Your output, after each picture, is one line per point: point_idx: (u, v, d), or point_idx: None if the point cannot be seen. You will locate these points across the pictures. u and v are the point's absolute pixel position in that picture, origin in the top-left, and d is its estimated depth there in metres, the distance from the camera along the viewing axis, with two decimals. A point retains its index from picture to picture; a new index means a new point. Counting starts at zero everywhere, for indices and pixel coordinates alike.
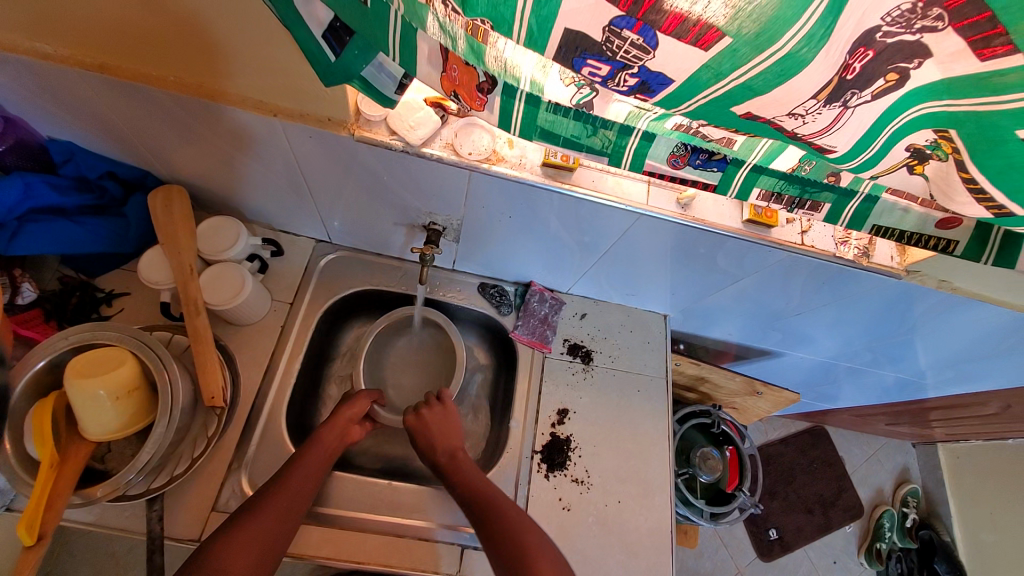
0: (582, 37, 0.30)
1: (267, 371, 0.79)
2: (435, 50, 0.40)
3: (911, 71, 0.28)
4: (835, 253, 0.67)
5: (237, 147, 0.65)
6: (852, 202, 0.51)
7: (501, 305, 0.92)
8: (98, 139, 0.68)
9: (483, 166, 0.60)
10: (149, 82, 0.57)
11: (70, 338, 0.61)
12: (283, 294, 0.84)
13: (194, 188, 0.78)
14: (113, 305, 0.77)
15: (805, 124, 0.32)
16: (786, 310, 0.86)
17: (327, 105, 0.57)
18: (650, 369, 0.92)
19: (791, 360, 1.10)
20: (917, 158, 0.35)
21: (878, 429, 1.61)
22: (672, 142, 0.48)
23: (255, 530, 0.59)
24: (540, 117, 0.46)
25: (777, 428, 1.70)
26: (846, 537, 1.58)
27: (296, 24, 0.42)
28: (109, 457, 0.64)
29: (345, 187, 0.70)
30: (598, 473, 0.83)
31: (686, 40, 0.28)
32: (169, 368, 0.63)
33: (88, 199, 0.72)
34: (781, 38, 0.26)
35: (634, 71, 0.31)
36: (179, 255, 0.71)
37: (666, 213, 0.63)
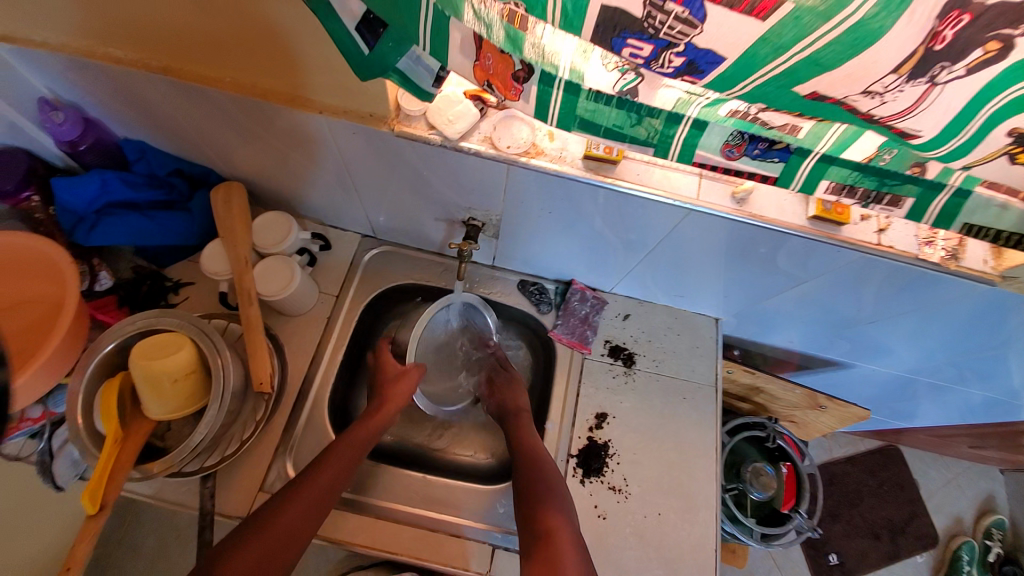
0: (621, 14, 0.28)
1: (313, 361, 0.82)
2: (468, 37, 0.39)
3: (1017, 38, 0.23)
4: (918, 255, 0.59)
5: (287, 144, 0.68)
6: (938, 197, 0.44)
7: (541, 303, 0.90)
8: (166, 138, 0.73)
9: (522, 160, 0.59)
10: (207, 82, 0.60)
11: (137, 322, 0.66)
12: (329, 287, 0.86)
13: (250, 184, 0.82)
14: (178, 294, 0.83)
15: (883, 103, 0.27)
16: (857, 317, 0.77)
17: (369, 101, 0.58)
18: (698, 375, 0.86)
19: (861, 372, 1.00)
20: (1021, 144, 0.29)
21: (963, 452, 1.44)
22: (727, 130, 0.44)
23: (283, 526, 0.59)
24: (580, 106, 0.43)
25: (843, 445, 1.55)
26: (918, 568, 1.43)
27: (326, 15, 0.41)
28: (168, 435, 0.69)
29: (387, 183, 0.71)
30: (638, 482, 0.79)
31: (738, 9, 0.25)
32: (223, 354, 0.66)
33: (159, 194, 0.77)
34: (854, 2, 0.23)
35: (680, 50, 0.28)
36: (236, 248, 0.75)
37: (719, 209, 0.59)
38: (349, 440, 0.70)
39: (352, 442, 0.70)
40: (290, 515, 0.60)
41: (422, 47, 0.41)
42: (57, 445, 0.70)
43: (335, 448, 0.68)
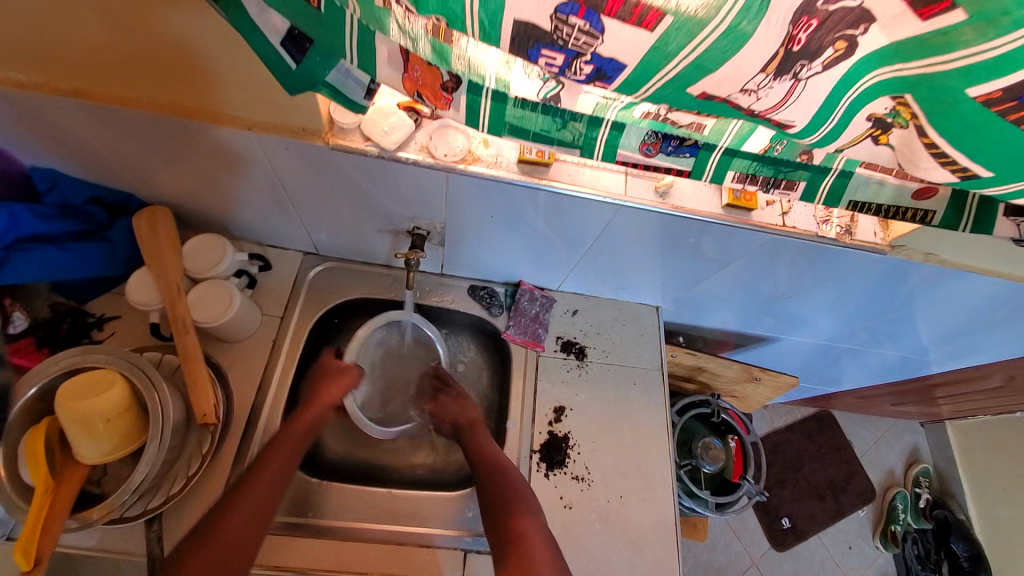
0: (532, 27, 0.30)
1: (261, 386, 0.79)
2: (394, 51, 0.40)
3: (858, 37, 0.28)
4: (818, 232, 0.67)
5: (218, 165, 0.66)
6: (827, 179, 0.51)
7: (492, 306, 0.92)
8: (80, 165, 0.69)
9: (459, 167, 0.61)
10: (123, 104, 0.57)
11: (60, 362, 0.61)
12: (273, 308, 0.84)
13: (178, 208, 0.78)
14: (104, 329, 0.78)
15: (759, 99, 0.32)
16: (777, 293, 0.86)
17: (300, 116, 0.58)
18: (645, 361, 0.92)
19: (789, 344, 1.10)
20: (879, 127, 0.34)
21: (885, 410, 1.60)
22: (643, 130, 0.48)
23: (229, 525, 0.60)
24: (508, 113, 0.46)
25: (783, 415, 1.69)
26: (859, 521, 1.57)
27: (251, 31, 0.41)
28: (105, 480, 0.65)
29: (325, 197, 0.71)
30: (598, 469, 0.82)
31: (630, 23, 0.28)
32: (159, 387, 0.63)
33: (75, 225, 0.72)
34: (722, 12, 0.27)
35: (588, 59, 0.31)
36: (165, 274, 0.72)
37: (645, 202, 0.64)
38: (285, 437, 0.70)
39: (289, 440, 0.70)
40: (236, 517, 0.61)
41: (349, 61, 0.42)
42: None
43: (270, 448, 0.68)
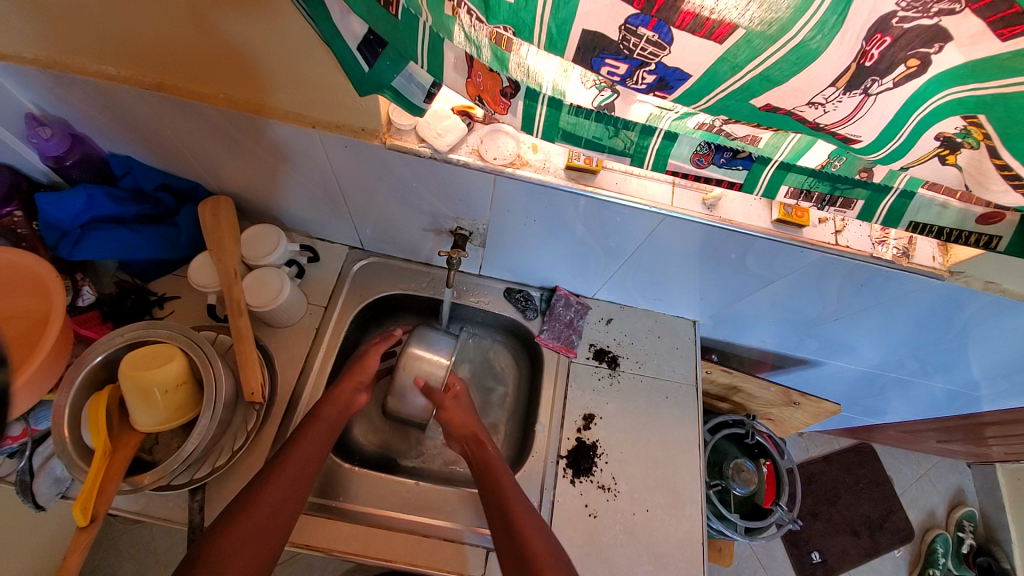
0: (599, 37, 0.31)
1: (303, 371, 0.82)
2: (460, 57, 0.42)
3: (933, 56, 0.27)
4: (872, 253, 0.64)
5: (280, 160, 0.70)
6: (887, 198, 0.49)
7: (526, 309, 0.92)
8: (155, 153, 0.74)
9: (507, 171, 0.62)
10: (200, 100, 0.61)
11: (125, 334, 0.66)
12: (318, 299, 0.87)
13: (238, 199, 0.83)
14: (164, 308, 0.83)
15: (826, 113, 0.31)
16: (823, 315, 0.83)
17: (360, 116, 0.60)
18: (679, 375, 0.90)
19: (831, 369, 1.06)
20: (948, 147, 0.33)
21: (930, 446, 1.51)
22: (695, 141, 0.49)
23: (264, 509, 0.61)
24: (562, 120, 0.47)
25: (819, 444, 1.62)
26: (896, 562, 1.49)
27: (332, 36, 0.44)
28: (156, 449, 0.69)
29: (375, 194, 0.74)
30: (625, 480, 0.82)
31: (700, 35, 0.28)
32: (214, 363, 0.66)
33: (145, 208, 0.78)
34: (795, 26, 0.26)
35: (652, 68, 0.32)
36: (224, 261, 0.76)
37: (691, 213, 0.63)
38: (290, 460, 0.66)
39: (293, 463, 0.66)
40: (274, 495, 0.62)
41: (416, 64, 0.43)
42: (39, 463, 0.69)
43: (277, 466, 0.65)
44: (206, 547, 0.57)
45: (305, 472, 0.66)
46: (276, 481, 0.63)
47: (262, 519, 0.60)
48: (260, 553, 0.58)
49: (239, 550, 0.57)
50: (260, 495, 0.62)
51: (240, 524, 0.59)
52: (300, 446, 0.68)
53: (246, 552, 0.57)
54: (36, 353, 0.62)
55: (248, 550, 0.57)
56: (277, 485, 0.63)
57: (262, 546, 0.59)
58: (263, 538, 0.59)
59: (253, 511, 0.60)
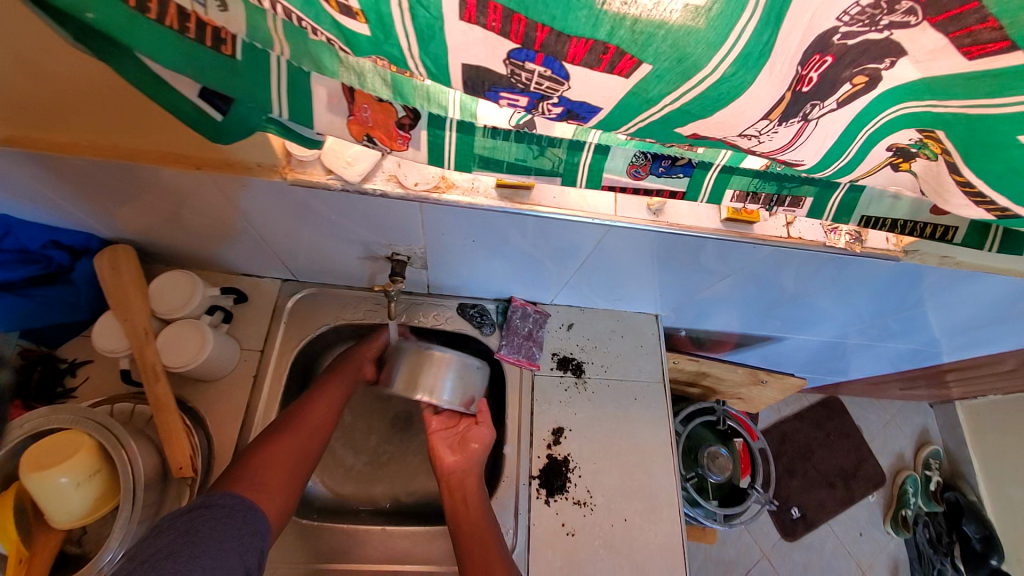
0: (484, 71, 0.25)
1: (245, 420, 0.74)
2: (335, 92, 0.35)
3: (883, 71, 0.23)
4: (825, 242, 0.62)
5: (176, 203, 0.61)
6: (836, 193, 0.46)
7: (482, 325, 0.87)
8: (30, 208, 0.64)
9: (433, 197, 0.55)
10: (62, 150, 0.52)
11: (24, 425, 0.57)
12: (252, 342, 0.79)
13: (144, 245, 0.74)
14: (77, 375, 0.74)
15: (761, 143, 0.27)
16: (784, 296, 0.81)
17: (254, 151, 0.52)
18: (645, 375, 0.88)
19: (795, 343, 1.05)
20: (901, 156, 0.30)
21: (894, 393, 1.57)
22: (629, 152, 0.43)
23: (295, 435, 0.65)
24: (477, 145, 0.41)
25: (790, 404, 1.65)
26: (870, 507, 1.55)
27: (159, 88, 0.34)
28: (85, 539, 0.62)
29: (297, 229, 0.66)
30: (601, 492, 0.79)
31: (600, 69, 0.23)
32: (127, 445, 0.59)
33: (36, 269, 0.68)
34: (708, 63, 0.22)
35: (555, 101, 0.26)
36: (131, 319, 0.68)
37: (637, 222, 0.59)
38: (314, 405, 0.69)
39: (318, 409, 0.69)
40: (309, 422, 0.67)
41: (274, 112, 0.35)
42: None
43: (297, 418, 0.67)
44: (234, 474, 0.59)
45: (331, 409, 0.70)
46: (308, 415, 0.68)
47: (285, 461, 0.63)
48: (291, 482, 0.62)
49: (270, 473, 0.60)
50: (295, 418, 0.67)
51: (264, 461, 0.61)
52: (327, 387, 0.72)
53: (274, 485, 0.60)
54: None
55: (279, 473, 0.61)
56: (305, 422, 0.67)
57: (292, 474, 0.62)
58: (292, 467, 0.63)
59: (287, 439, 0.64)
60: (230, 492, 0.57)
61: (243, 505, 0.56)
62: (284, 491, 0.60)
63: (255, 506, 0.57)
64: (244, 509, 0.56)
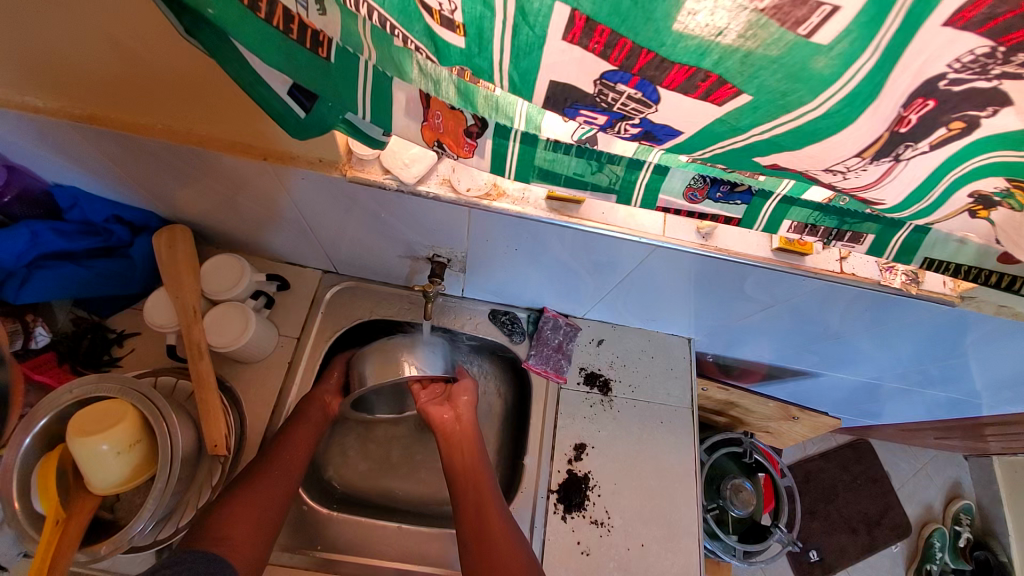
0: (572, 90, 0.25)
1: (277, 406, 0.76)
2: (413, 98, 0.36)
3: (983, 120, 0.22)
4: (880, 281, 0.60)
5: (233, 189, 0.64)
6: (899, 233, 0.44)
7: (513, 333, 0.88)
8: (101, 183, 0.68)
9: (483, 203, 0.56)
10: (138, 131, 0.55)
11: (74, 391, 0.60)
12: (289, 329, 0.81)
13: (198, 227, 0.77)
14: (123, 346, 0.77)
15: (846, 179, 0.27)
16: (826, 332, 0.78)
17: (317, 146, 0.54)
18: (673, 399, 0.86)
19: (829, 381, 1.01)
20: (979, 205, 0.29)
21: (928, 442, 1.49)
22: (688, 174, 0.43)
23: (262, 489, 0.64)
24: (539, 156, 0.42)
25: (816, 441, 1.58)
26: (893, 558, 1.48)
27: (255, 82, 0.35)
28: (117, 505, 0.65)
29: (344, 223, 0.68)
30: (619, 514, 0.78)
31: (694, 95, 0.23)
32: (169, 417, 0.61)
33: (96, 242, 0.72)
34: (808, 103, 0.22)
35: (636, 122, 0.27)
36: (182, 297, 0.70)
37: (685, 244, 0.58)
38: (281, 454, 0.68)
39: (284, 460, 0.68)
40: (274, 473, 0.65)
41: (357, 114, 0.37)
42: None
43: (267, 464, 0.66)
44: (198, 531, 0.58)
45: (299, 455, 0.69)
46: (275, 464, 0.66)
47: (255, 508, 0.62)
48: (259, 533, 0.61)
49: (232, 531, 0.59)
50: (266, 468, 0.65)
51: (234, 511, 0.60)
52: (300, 427, 0.71)
53: (244, 535, 0.59)
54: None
55: (243, 525, 0.60)
56: (272, 474, 0.65)
57: (261, 522, 0.61)
58: (260, 516, 0.61)
59: (253, 491, 0.63)
60: (195, 549, 0.56)
61: (208, 558, 0.55)
62: (252, 548, 0.60)
63: (223, 560, 0.56)
64: (211, 563, 0.55)
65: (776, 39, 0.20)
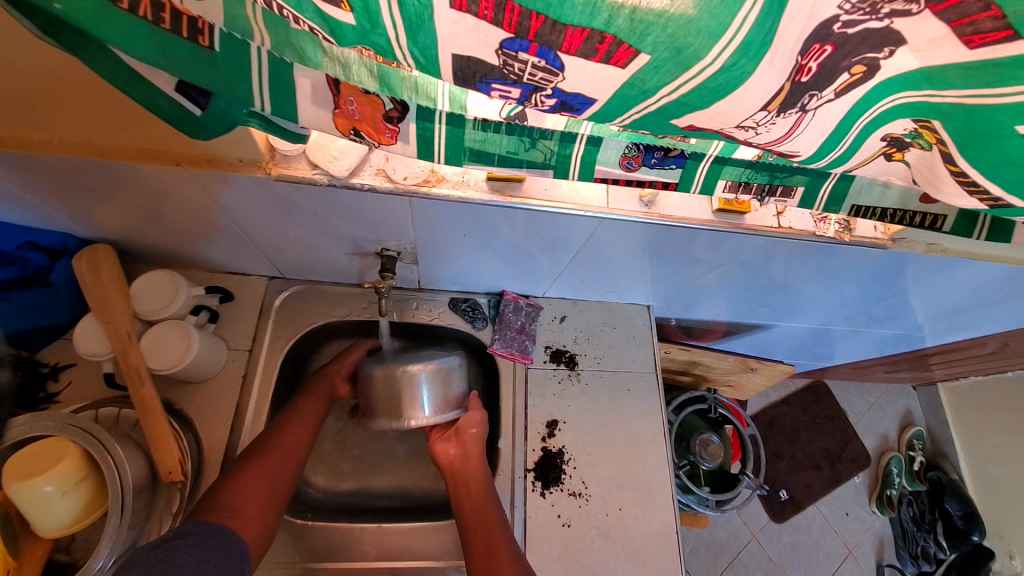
0: (475, 62, 0.24)
1: (235, 423, 0.73)
2: (320, 84, 0.34)
3: (881, 60, 0.23)
4: (815, 231, 0.62)
5: (153, 200, 0.59)
6: (827, 183, 0.46)
7: (475, 319, 0.87)
8: (0, 208, 0.61)
9: (422, 191, 0.54)
10: (29, 146, 0.50)
11: (5, 434, 0.56)
12: (240, 341, 0.78)
13: (123, 245, 0.71)
14: (59, 380, 0.72)
15: (758, 135, 0.27)
16: (774, 284, 0.81)
17: (237, 146, 0.51)
18: (638, 365, 0.88)
19: (784, 331, 1.06)
20: (895, 145, 0.30)
21: (879, 377, 1.60)
22: (621, 143, 0.43)
23: (268, 462, 0.62)
24: (467, 137, 0.40)
25: (778, 389, 1.67)
26: (857, 487, 1.58)
27: (131, 81, 0.32)
28: (75, 546, 0.61)
29: (282, 225, 0.64)
30: (596, 483, 0.80)
31: (596, 60, 0.23)
32: (113, 450, 0.58)
33: (12, 272, 0.64)
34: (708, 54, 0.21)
35: (549, 93, 0.26)
36: (114, 321, 0.66)
37: (629, 214, 0.58)
38: (286, 428, 0.67)
39: (290, 432, 0.67)
40: (282, 448, 0.64)
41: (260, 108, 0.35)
42: None
43: (269, 442, 0.64)
44: (204, 506, 0.56)
45: (305, 429, 0.68)
46: (279, 442, 0.65)
47: (264, 482, 0.60)
48: (268, 510, 0.59)
49: (244, 503, 0.57)
50: (270, 442, 0.64)
51: (244, 483, 0.59)
52: (302, 406, 0.70)
53: (259, 504, 0.58)
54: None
55: (256, 500, 0.58)
56: (279, 448, 0.64)
57: (270, 500, 0.60)
58: (269, 493, 0.60)
59: (263, 463, 0.62)
60: (206, 521, 0.54)
61: (222, 530, 0.53)
62: (263, 521, 0.58)
63: (236, 531, 0.54)
64: (222, 534, 0.53)
65: None
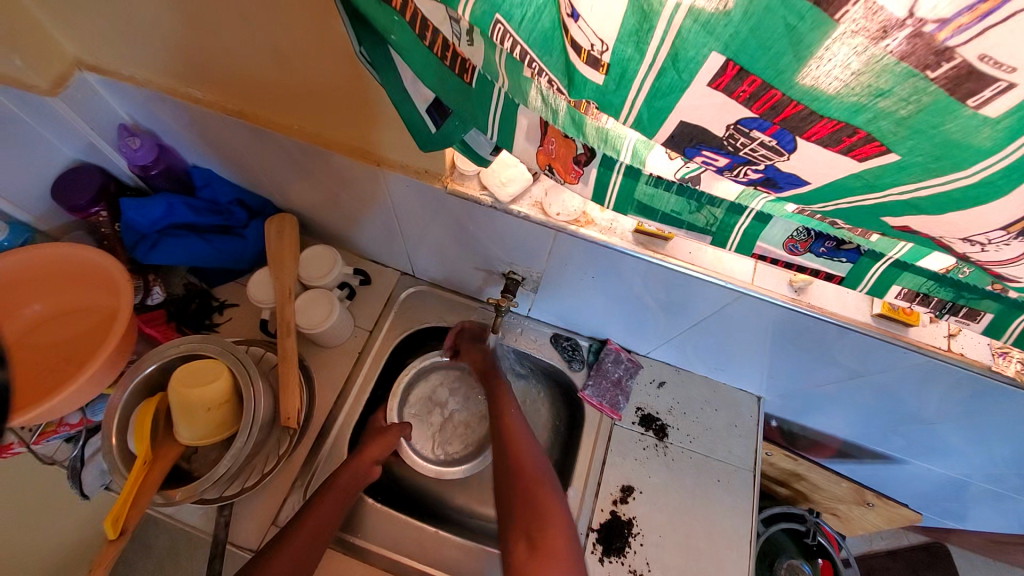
0: (699, 131, 0.27)
1: (342, 394, 0.81)
2: (534, 125, 0.38)
3: None
4: (992, 367, 0.54)
5: (340, 187, 0.70)
6: (1023, 317, 0.39)
7: (572, 360, 0.87)
8: (232, 169, 0.77)
9: (570, 229, 0.58)
10: (275, 129, 0.63)
11: (179, 346, 0.68)
12: (364, 321, 0.86)
13: (303, 217, 0.84)
14: (223, 313, 0.86)
15: (984, 251, 0.26)
16: (917, 416, 0.71)
17: (427, 159, 0.59)
18: (735, 458, 0.81)
19: (912, 472, 0.90)
20: None
21: (1023, 562, 1.28)
22: (791, 227, 0.42)
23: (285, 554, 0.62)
24: (639, 190, 0.42)
25: (884, 537, 1.41)
26: None
27: (401, 100, 0.40)
28: (194, 458, 0.71)
29: (432, 228, 0.71)
30: (660, 568, 0.74)
31: (835, 150, 0.24)
32: (256, 384, 0.67)
33: (218, 219, 0.81)
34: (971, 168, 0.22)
35: (760, 168, 0.28)
36: (281, 278, 0.77)
37: (774, 296, 0.56)
38: (316, 509, 0.67)
39: (319, 515, 0.66)
40: (300, 540, 0.64)
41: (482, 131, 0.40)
42: (89, 455, 0.73)
43: (294, 528, 0.64)
44: None
45: (333, 516, 0.67)
46: (302, 530, 0.64)
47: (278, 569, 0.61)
48: None
49: None
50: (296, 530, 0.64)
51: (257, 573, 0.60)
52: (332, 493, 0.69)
53: None
54: (56, 394, 0.62)
55: None
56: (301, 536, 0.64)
57: None
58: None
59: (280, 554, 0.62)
60: None
61: None
62: None
63: None
64: None
65: (907, 90, 0.20)
